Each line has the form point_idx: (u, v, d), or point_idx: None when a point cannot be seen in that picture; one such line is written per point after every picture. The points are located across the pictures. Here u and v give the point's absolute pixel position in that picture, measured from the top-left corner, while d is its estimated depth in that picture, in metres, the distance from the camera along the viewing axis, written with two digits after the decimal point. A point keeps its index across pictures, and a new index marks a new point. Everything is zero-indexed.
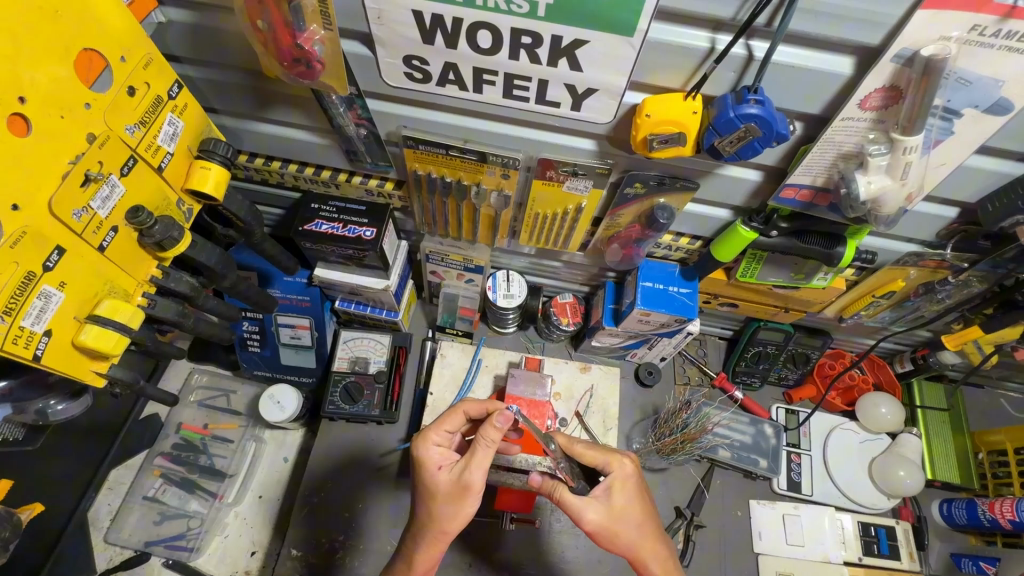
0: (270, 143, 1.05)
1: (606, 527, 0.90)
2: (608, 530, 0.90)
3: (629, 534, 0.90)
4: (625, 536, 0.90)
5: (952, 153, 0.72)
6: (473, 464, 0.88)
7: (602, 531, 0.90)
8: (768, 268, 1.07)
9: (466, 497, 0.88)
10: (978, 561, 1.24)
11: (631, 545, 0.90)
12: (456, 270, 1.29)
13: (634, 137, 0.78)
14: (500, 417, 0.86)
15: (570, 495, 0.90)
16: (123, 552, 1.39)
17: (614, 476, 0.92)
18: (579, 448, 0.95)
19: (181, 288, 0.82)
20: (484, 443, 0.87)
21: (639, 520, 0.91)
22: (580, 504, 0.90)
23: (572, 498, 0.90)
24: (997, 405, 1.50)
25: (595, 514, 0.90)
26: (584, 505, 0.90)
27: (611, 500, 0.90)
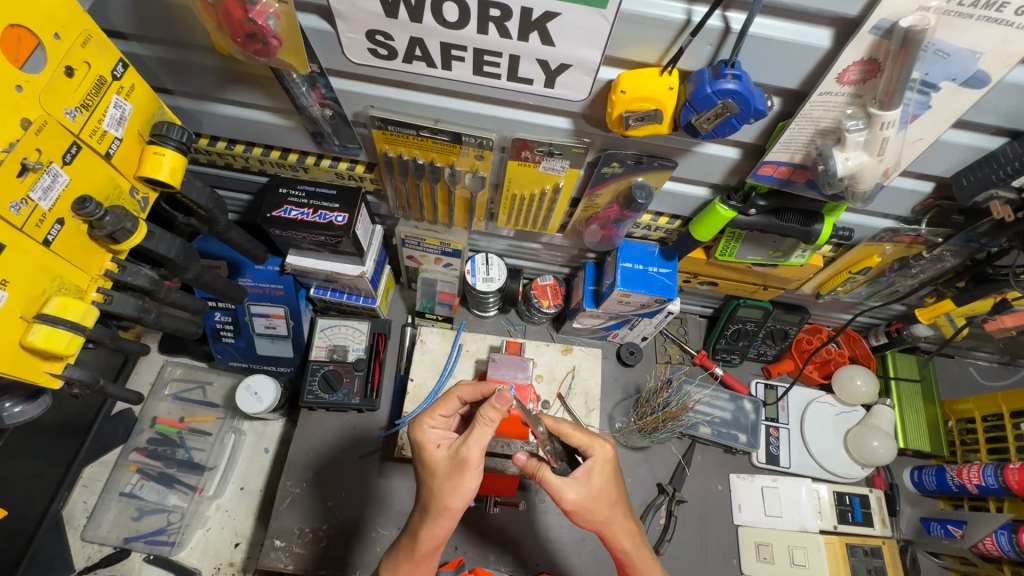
0: (231, 126, 1.00)
1: (584, 507, 0.85)
2: (585, 509, 0.85)
3: (605, 512, 0.86)
4: (601, 515, 0.86)
5: (928, 127, 0.71)
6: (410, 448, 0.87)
7: (578, 511, 0.85)
8: (747, 247, 1.06)
9: (465, 474, 0.80)
10: (946, 525, 1.30)
11: (607, 522, 0.86)
12: (433, 255, 1.26)
13: (610, 115, 0.76)
14: (500, 397, 0.76)
15: (553, 476, 0.84)
16: (102, 550, 1.36)
17: (596, 457, 0.86)
18: (565, 428, 0.87)
19: (140, 282, 0.78)
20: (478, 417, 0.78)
21: (615, 501, 0.87)
22: (560, 485, 0.84)
23: (555, 479, 0.84)
24: (966, 374, 1.54)
25: (575, 493, 0.84)
26: (566, 486, 0.84)
27: (590, 480, 0.85)
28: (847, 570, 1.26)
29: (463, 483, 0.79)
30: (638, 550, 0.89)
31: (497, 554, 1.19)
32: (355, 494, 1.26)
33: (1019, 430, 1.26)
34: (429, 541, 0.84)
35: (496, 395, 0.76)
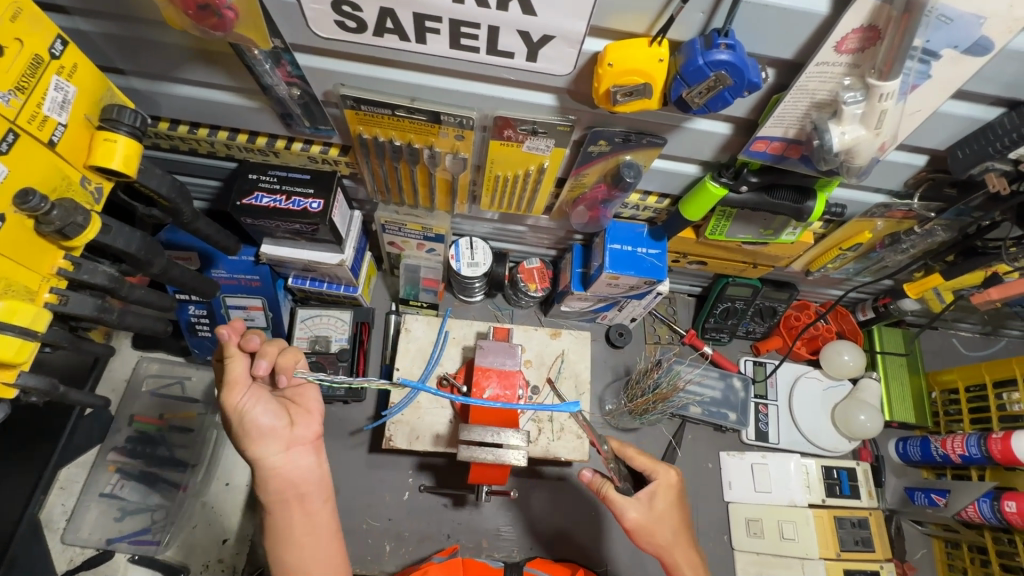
0: (191, 108, 0.93)
1: (645, 528, 0.88)
2: (646, 528, 0.88)
3: (668, 537, 0.88)
4: (663, 539, 0.88)
5: (926, 98, 0.68)
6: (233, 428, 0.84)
7: (640, 531, 0.88)
8: (738, 225, 1.04)
9: (235, 403, 0.75)
10: (930, 494, 1.32)
11: (667, 548, 0.88)
12: (415, 240, 1.21)
13: (597, 90, 0.72)
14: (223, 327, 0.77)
15: (616, 494, 0.89)
16: (84, 552, 1.32)
17: (659, 481, 0.90)
18: (631, 452, 0.93)
19: (98, 280, 0.73)
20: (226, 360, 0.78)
21: (676, 528, 0.89)
22: (622, 503, 0.89)
23: (617, 496, 0.89)
24: (949, 344, 1.56)
25: (636, 512, 0.88)
26: (627, 504, 0.89)
27: (653, 501, 0.89)
28: (835, 542, 1.27)
29: (235, 406, 0.74)
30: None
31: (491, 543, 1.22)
32: None
33: (1002, 399, 1.28)
34: (275, 479, 0.75)
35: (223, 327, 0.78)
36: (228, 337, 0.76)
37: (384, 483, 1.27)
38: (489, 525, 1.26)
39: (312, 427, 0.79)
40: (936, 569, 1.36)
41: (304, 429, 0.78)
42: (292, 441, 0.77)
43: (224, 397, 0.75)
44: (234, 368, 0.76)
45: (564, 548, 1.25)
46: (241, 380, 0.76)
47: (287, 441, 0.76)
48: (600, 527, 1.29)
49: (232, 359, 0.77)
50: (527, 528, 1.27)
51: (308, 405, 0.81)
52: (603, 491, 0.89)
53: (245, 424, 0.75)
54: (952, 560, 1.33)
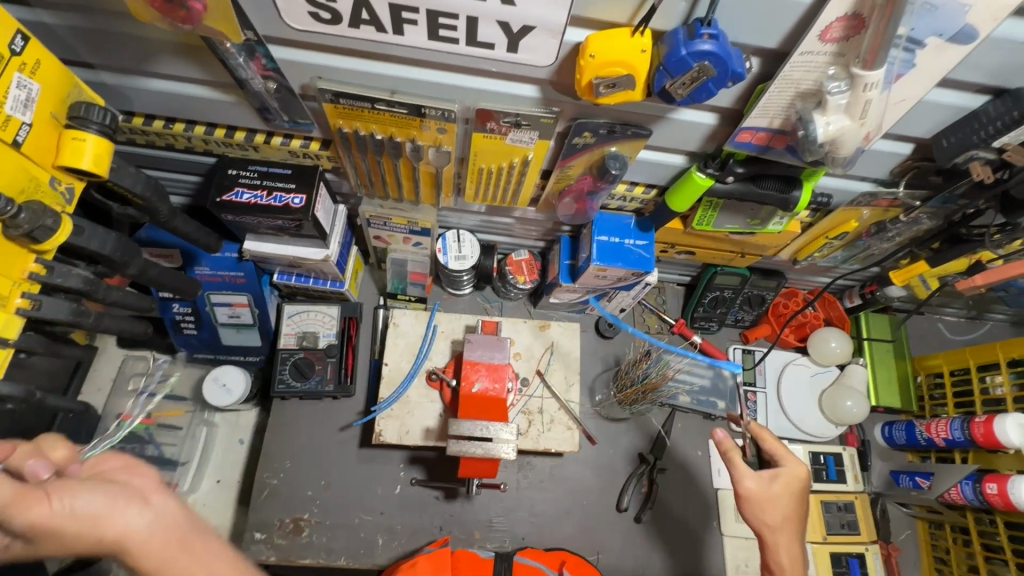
0: (165, 103, 0.90)
1: (759, 501, 0.91)
2: (761, 502, 0.91)
3: (777, 519, 0.90)
4: (771, 519, 0.90)
5: (910, 88, 0.68)
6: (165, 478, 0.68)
7: (751, 504, 0.92)
8: (725, 215, 1.03)
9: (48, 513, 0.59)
10: (915, 476, 1.34)
11: (774, 529, 0.90)
12: (401, 234, 1.20)
13: (579, 82, 0.70)
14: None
15: (741, 461, 0.93)
16: (75, 552, 1.32)
17: (787, 468, 0.93)
18: (767, 435, 0.97)
19: (72, 283, 0.71)
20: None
21: (788, 513, 0.91)
22: (743, 471, 0.93)
23: (741, 465, 0.93)
24: (935, 329, 1.58)
25: (754, 484, 0.92)
26: (747, 474, 0.92)
27: (774, 481, 0.92)
28: (822, 526, 1.29)
29: None
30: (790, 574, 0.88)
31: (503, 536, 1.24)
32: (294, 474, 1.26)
33: (985, 383, 1.30)
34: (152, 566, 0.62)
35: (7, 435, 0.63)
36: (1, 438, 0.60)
37: (375, 478, 1.27)
38: (480, 517, 1.27)
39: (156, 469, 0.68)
40: (920, 551, 1.38)
41: (146, 476, 0.67)
42: (143, 490, 0.65)
43: (9, 517, 0.57)
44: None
45: (556, 537, 1.26)
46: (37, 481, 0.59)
47: (132, 491, 0.64)
48: (592, 516, 1.29)
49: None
50: (519, 519, 1.27)
51: (124, 458, 0.68)
52: (730, 454, 0.93)
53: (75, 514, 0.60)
54: (935, 541, 1.36)
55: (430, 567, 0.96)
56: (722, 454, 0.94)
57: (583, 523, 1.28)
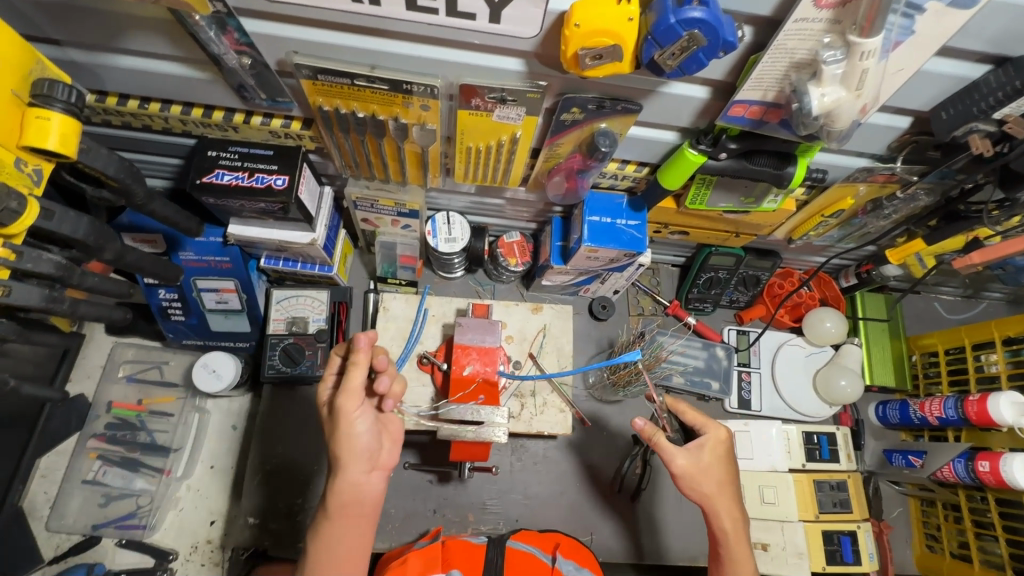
0: (138, 81, 0.87)
1: (692, 477, 0.92)
2: (692, 478, 0.92)
3: (712, 487, 0.92)
4: (707, 488, 0.92)
5: (909, 56, 0.65)
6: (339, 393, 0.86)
7: (685, 479, 0.92)
8: (719, 193, 1.01)
9: (342, 421, 0.86)
10: (908, 455, 1.34)
11: (710, 497, 0.92)
12: (390, 216, 1.17)
13: (564, 53, 0.67)
14: (359, 338, 0.87)
15: (667, 440, 0.92)
16: (71, 538, 1.32)
17: (708, 436, 0.94)
18: (683, 406, 0.95)
19: (44, 268, 0.69)
20: (349, 364, 0.87)
21: (721, 481, 0.93)
22: (672, 450, 0.92)
23: (668, 444, 0.92)
24: (931, 308, 1.57)
25: (685, 460, 0.92)
26: (676, 453, 0.92)
27: (700, 452, 0.93)
28: (814, 505, 1.30)
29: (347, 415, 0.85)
30: (733, 535, 0.92)
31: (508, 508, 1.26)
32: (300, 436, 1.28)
33: (980, 361, 1.30)
34: (349, 493, 0.87)
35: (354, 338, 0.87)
36: (363, 345, 0.87)
37: None
38: (475, 500, 1.27)
39: (395, 454, 0.92)
40: (912, 527, 1.40)
41: (388, 456, 0.92)
42: (376, 466, 0.90)
43: (340, 398, 0.86)
44: (354, 379, 0.86)
45: (550, 518, 1.27)
46: (354, 402, 0.86)
47: (372, 465, 0.89)
48: (585, 498, 1.30)
49: (353, 368, 0.87)
50: (513, 501, 1.28)
51: (393, 429, 0.93)
52: (655, 438, 0.91)
53: (350, 438, 0.87)
54: (926, 517, 1.38)
55: (420, 562, 0.97)
56: (648, 440, 0.92)
57: (576, 505, 1.29)
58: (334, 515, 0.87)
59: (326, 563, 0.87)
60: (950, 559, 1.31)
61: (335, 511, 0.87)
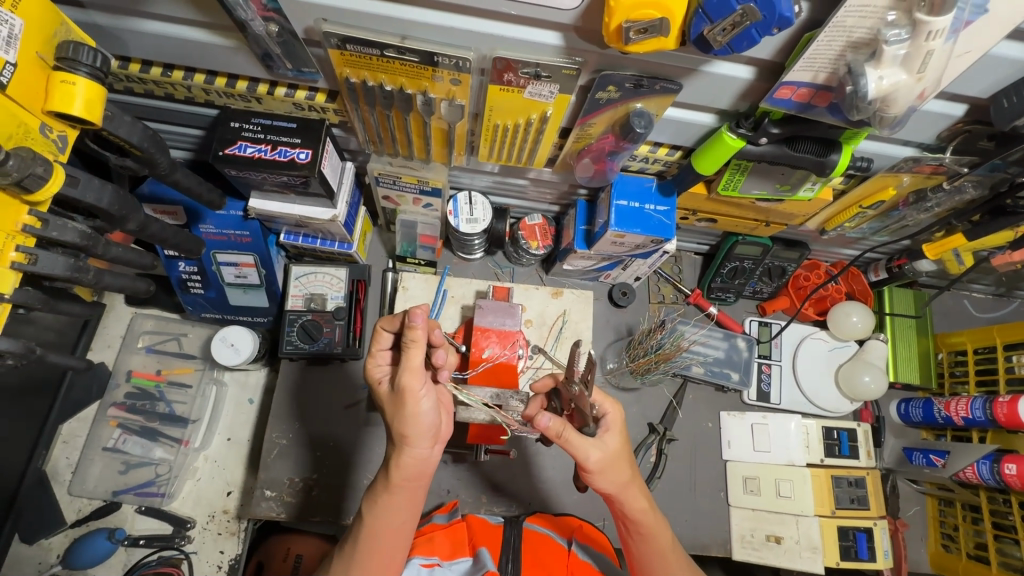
0: (162, 47, 0.85)
1: (606, 469, 0.86)
2: (604, 469, 0.86)
3: (623, 475, 0.87)
4: (620, 476, 0.87)
5: (978, 36, 0.61)
6: (402, 367, 0.85)
7: (598, 471, 0.86)
8: (753, 180, 0.97)
9: (409, 399, 0.85)
10: (929, 454, 1.32)
11: (623, 486, 0.88)
12: (411, 194, 1.15)
13: (607, 26, 0.64)
14: (415, 315, 0.81)
15: (578, 437, 0.83)
16: (92, 503, 1.35)
17: (611, 416, 0.88)
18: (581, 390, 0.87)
19: (69, 237, 0.69)
20: (407, 342, 0.84)
21: (630, 466, 0.88)
22: (585, 445, 0.84)
23: (579, 441, 0.83)
24: (960, 306, 1.53)
25: (598, 451, 0.85)
26: (589, 447, 0.84)
27: (608, 438, 0.86)
28: (831, 501, 1.27)
29: (415, 391, 0.84)
30: (648, 518, 0.90)
31: (520, 487, 1.27)
32: (325, 408, 1.29)
33: (1011, 362, 1.25)
34: (413, 467, 0.87)
35: (410, 316, 0.81)
36: (420, 322, 0.81)
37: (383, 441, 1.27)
38: (488, 482, 1.27)
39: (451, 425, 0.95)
40: (928, 526, 1.39)
41: (447, 428, 0.93)
42: (438, 441, 0.90)
43: (404, 375, 0.84)
44: (415, 356, 0.84)
45: (562, 503, 1.27)
46: (420, 380, 0.85)
47: (435, 441, 0.88)
48: None
49: (412, 346, 0.83)
50: (526, 484, 1.27)
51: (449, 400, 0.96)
52: (566, 436, 0.82)
53: (416, 414, 0.85)
54: (944, 517, 1.36)
55: (448, 541, 1.00)
56: (559, 440, 0.84)
57: (587, 491, 1.28)
58: (398, 487, 0.87)
59: (379, 533, 0.86)
60: (965, 560, 1.29)
61: (396, 484, 0.87)
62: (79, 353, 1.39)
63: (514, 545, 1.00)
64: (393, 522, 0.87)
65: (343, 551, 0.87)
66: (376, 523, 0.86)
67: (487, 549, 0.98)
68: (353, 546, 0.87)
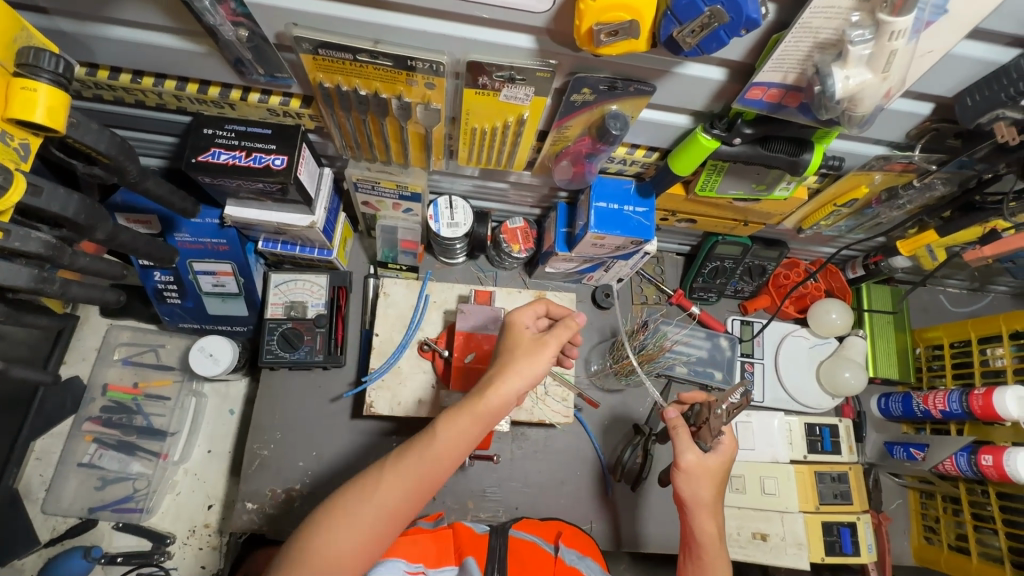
0: (129, 53, 0.83)
1: (692, 475, 0.93)
2: (692, 476, 0.93)
3: (709, 493, 0.93)
4: (704, 493, 0.92)
5: (940, 36, 0.62)
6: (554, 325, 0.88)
7: (685, 476, 0.93)
8: (729, 180, 0.98)
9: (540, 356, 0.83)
10: (909, 448, 1.34)
11: (697, 501, 0.92)
12: (391, 200, 1.15)
13: (578, 29, 0.64)
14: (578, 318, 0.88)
15: (683, 436, 0.95)
16: (67, 521, 1.31)
17: (725, 445, 0.96)
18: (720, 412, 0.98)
19: (32, 247, 0.67)
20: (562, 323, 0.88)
21: (715, 488, 0.93)
22: (684, 444, 0.94)
23: (685, 440, 0.95)
24: (936, 301, 1.56)
25: (694, 455, 0.94)
26: (688, 447, 0.94)
27: (710, 456, 0.95)
28: (815, 496, 1.29)
29: (539, 346, 0.84)
30: (712, 546, 0.91)
31: (507, 491, 1.27)
32: (309, 426, 1.26)
33: (986, 355, 1.28)
34: (497, 401, 0.80)
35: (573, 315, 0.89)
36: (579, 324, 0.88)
37: (366, 450, 1.26)
38: (474, 488, 1.26)
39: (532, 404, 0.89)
40: (910, 519, 1.41)
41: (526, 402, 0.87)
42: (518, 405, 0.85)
43: (553, 334, 0.85)
44: (563, 334, 0.86)
45: (549, 507, 1.27)
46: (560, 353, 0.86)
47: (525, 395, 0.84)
48: (585, 487, 1.30)
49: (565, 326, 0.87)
50: (513, 488, 1.27)
51: None
52: (675, 427, 0.96)
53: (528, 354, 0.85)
54: (925, 510, 1.38)
55: (432, 547, 0.96)
56: (669, 430, 0.98)
57: (575, 493, 1.29)
58: (472, 407, 0.80)
59: (435, 451, 0.78)
60: (947, 551, 1.31)
61: (479, 405, 0.80)
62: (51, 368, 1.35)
63: (500, 553, 0.99)
64: (441, 445, 0.78)
65: (387, 460, 0.79)
66: (439, 438, 0.78)
67: (472, 558, 0.96)
68: (399, 458, 0.78)
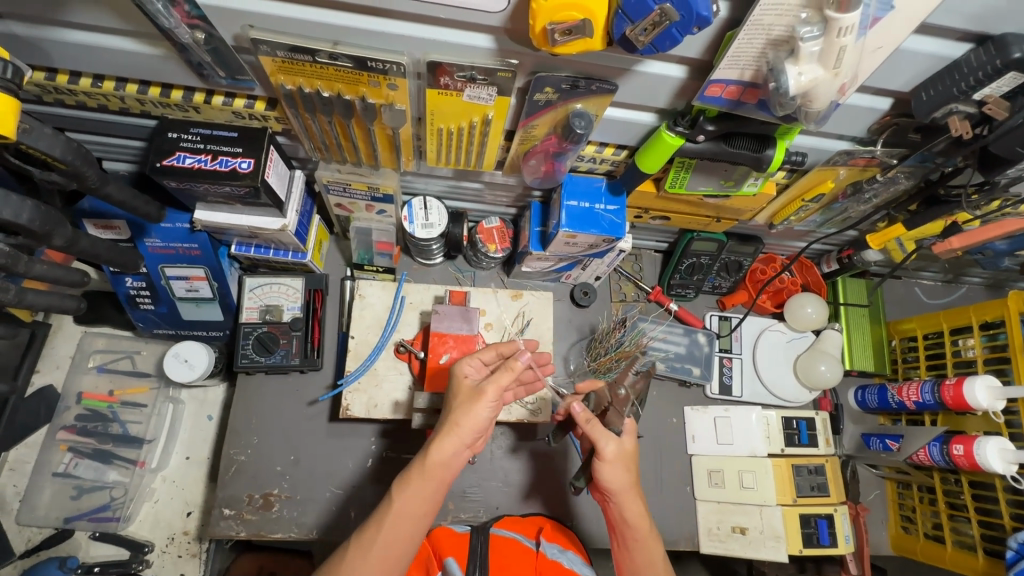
0: (87, 58, 0.82)
1: (616, 463, 0.92)
2: (616, 464, 0.92)
3: (629, 478, 0.93)
4: (626, 479, 0.93)
5: (890, 32, 0.63)
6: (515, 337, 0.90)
7: (610, 465, 0.92)
8: (698, 176, 0.99)
9: (479, 402, 0.85)
10: (885, 439, 1.36)
11: (624, 488, 0.92)
12: (363, 201, 1.14)
13: (533, 29, 0.64)
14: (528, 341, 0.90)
15: (598, 426, 0.93)
16: (42, 531, 1.30)
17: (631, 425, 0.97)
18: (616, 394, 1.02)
19: None
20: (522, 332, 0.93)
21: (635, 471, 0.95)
22: (602, 436, 0.92)
23: (601, 430, 0.92)
24: (911, 293, 1.57)
25: (614, 445, 0.92)
26: (608, 437, 0.92)
27: (625, 439, 0.95)
28: (793, 489, 1.29)
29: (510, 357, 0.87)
30: (643, 526, 0.93)
31: (487, 490, 1.27)
32: (285, 431, 1.25)
33: (957, 346, 1.30)
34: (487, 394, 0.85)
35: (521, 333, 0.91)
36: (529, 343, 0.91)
37: (345, 454, 1.26)
38: (454, 489, 1.26)
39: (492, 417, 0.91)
40: (888, 509, 1.42)
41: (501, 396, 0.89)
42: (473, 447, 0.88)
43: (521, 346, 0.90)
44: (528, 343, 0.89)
45: (529, 505, 1.27)
46: (499, 396, 0.87)
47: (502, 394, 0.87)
48: (566, 486, 1.30)
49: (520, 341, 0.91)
50: (494, 488, 1.27)
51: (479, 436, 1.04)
52: (590, 420, 0.92)
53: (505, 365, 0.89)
54: (902, 500, 1.39)
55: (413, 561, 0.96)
56: (583, 425, 0.93)
57: (555, 491, 1.29)
58: (416, 475, 0.84)
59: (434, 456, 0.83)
60: (923, 540, 1.33)
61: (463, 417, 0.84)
62: (22, 377, 1.34)
63: (481, 551, 0.98)
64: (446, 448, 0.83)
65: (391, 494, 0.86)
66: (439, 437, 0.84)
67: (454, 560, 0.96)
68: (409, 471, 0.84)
